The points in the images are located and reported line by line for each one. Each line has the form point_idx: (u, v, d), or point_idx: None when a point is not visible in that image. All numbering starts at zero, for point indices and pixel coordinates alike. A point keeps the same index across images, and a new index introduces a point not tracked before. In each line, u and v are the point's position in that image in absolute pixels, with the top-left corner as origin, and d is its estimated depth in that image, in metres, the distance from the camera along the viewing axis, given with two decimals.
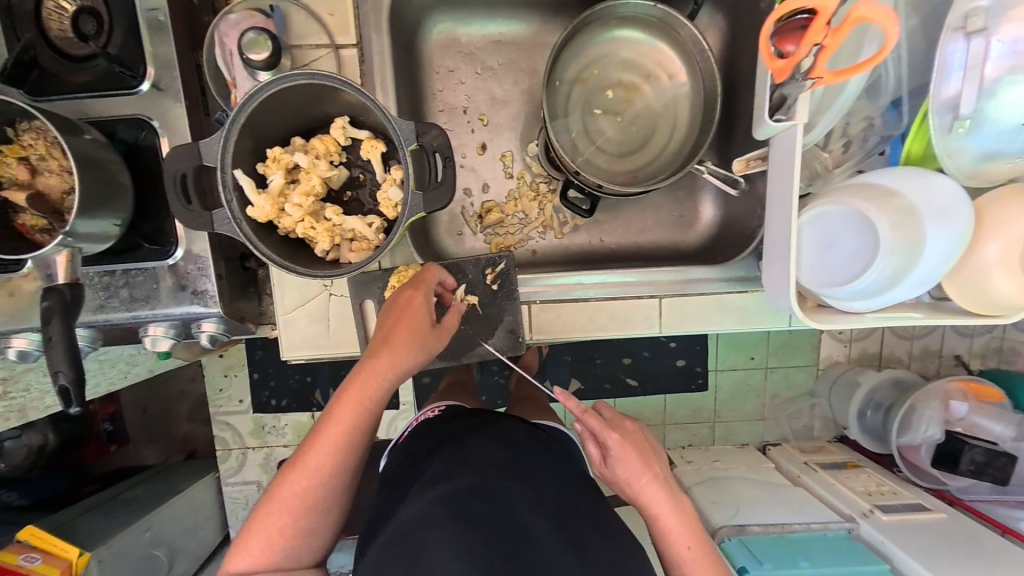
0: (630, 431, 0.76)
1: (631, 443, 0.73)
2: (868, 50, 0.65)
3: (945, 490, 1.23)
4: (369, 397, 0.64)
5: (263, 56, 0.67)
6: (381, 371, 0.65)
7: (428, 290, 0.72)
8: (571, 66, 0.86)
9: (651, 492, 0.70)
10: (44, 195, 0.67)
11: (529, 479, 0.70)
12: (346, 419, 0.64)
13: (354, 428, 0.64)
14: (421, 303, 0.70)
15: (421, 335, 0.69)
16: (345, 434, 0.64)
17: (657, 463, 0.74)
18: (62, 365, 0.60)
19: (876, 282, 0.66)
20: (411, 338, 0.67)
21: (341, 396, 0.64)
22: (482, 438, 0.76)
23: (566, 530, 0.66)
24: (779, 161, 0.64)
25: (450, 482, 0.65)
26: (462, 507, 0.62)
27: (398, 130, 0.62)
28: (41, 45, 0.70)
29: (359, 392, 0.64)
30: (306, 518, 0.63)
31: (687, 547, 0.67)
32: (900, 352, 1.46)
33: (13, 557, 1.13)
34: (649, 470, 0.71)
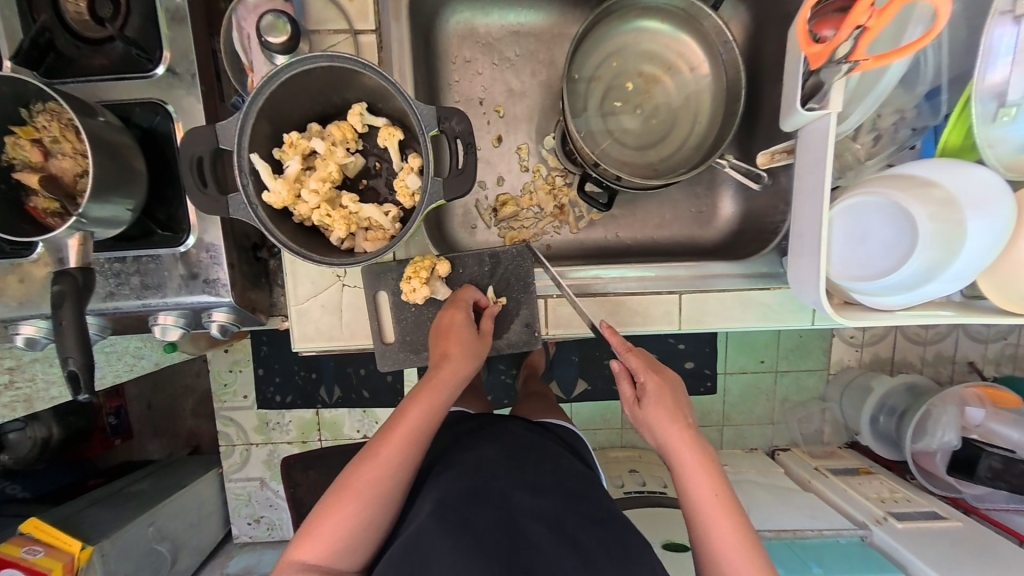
0: (670, 378, 0.73)
1: (668, 388, 0.71)
2: (913, 33, 0.64)
3: (960, 498, 1.19)
4: (440, 404, 0.68)
5: (282, 40, 0.66)
6: (446, 380, 0.70)
7: (465, 308, 0.75)
8: (592, 58, 0.85)
9: (679, 438, 0.68)
10: (58, 178, 0.66)
11: (529, 481, 0.70)
12: (411, 424, 0.66)
13: (421, 435, 0.67)
14: (461, 320, 0.73)
15: (473, 342, 0.73)
16: (415, 429, 0.66)
17: (690, 416, 0.71)
18: (73, 351, 0.59)
19: (914, 275, 0.64)
20: (466, 350, 0.72)
21: (409, 404, 0.67)
22: (481, 441, 0.76)
23: (565, 530, 0.65)
24: (811, 150, 0.63)
25: (447, 492, 0.65)
26: (458, 515, 0.63)
27: (419, 115, 0.61)
28: (58, 27, 0.69)
29: (430, 399, 0.68)
30: (359, 539, 0.62)
31: (714, 492, 0.64)
32: (913, 357, 1.43)
33: (15, 549, 1.12)
34: (681, 419, 0.69)
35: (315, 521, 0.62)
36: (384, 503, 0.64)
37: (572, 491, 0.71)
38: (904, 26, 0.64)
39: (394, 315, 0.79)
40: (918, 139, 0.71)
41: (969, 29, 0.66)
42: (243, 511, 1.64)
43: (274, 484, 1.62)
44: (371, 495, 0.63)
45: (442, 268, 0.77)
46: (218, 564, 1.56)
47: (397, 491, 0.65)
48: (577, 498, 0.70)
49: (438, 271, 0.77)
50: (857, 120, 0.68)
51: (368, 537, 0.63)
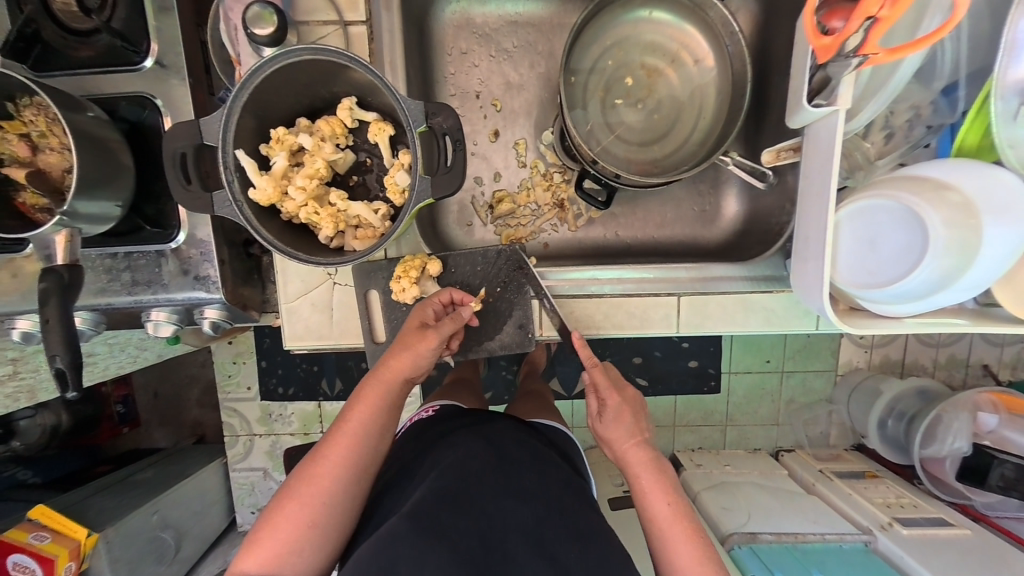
0: (628, 394, 0.75)
1: (626, 404, 0.72)
2: (930, 25, 0.60)
3: (969, 505, 1.17)
4: (380, 403, 0.68)
5: (268, 31, 0.64)
6: (387, 379, 0.69)
7: (433, 308, 0.73)
8: (592, 49, 0.82)
9: (633, 448, 0.69)
10: (45, 173, 0.65)
11: (511, 486, 0.69)
12: (357, 420, 0.67)
13: (362, 431, 0.67)
14: (421, 317, 0.73)
15: (415, 338, 0.70)
16: (355, 431, 0.67)
17: (647, 430, 0.72)
18: (59, 349, 0.59)
19: (924, 284, 0.60)
20: (410, 343, 0.70)
21: (352, 404, 0.68)
22: (466, 439, 0.76)
23: (542, 545, 0.64)
24: (817, 150, 0.60)
25: (426, 495, 0.64)
26: (434, 520, 0.61)
27: (407, 111, 0.58)
28: (44, 18, 0.68)
29: (373, 395, 0.69)
30: (306, 541, 0.61)
31: (669, 502, 0.65)
32: (925, 360, 1.39)
33: (23, 535, 1.15)
34: (637, 432, 0.70)
35: (269, 520, 0.62)
36: (336, 502, 0.63)
37: (556, 499, 0.70)
38: (921, 14, 0.60)
39: (385, 315, 0.78)
40: (934, 138, 0.67)
41: (992, 20, 0.62)
42: (247, 501, 1.67)
43: (276, 475, 1.64)
44: (320, 494, 0.63)
45: (433, 268, 0.76)
46: (222, 551, 1.59)
47: (346, 491, 0.64)
48: (561, 509, 0.69)
49: (430, 272, 0.76)
50: (870, 117, 0.65)
51: (316, 538, 0.62)
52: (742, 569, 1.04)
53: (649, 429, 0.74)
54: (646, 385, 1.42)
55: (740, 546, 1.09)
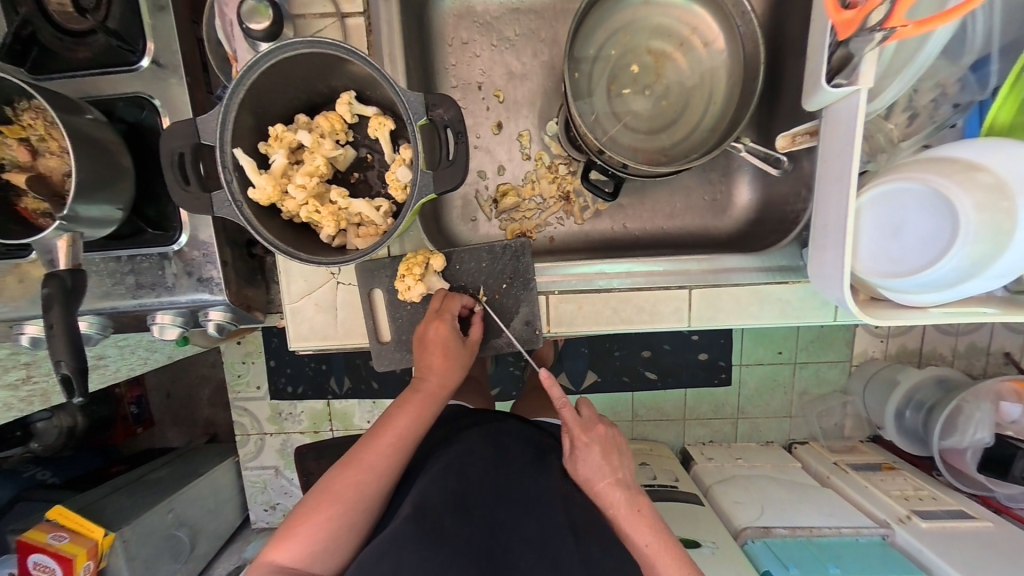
0: (599, 433, 0.73)
1: (598, 443, 0.71)
2: None
3: (991, 497, 1.13)
4: (428, 414, 0.69)
5: (264, 25, 0.62)
6: (434, 392, 0.70)
7: (451, 319, 0.72)
8: (597, 35, 0.79)
9: (607, 490, 0.69)
10: (45, 177, 0.64)
11: (515, 486, 0.69)
12: (400, 430, 0.67)
13: (407, 441, 0.67)
14: (446, 333, 0.71)
15: (457, 354, 0.72)
16: (399, 439, 0.67)
17: (622, 466, 0.72)
18: (64, 353, 0.58)
19: (951, 273, 0.58)
20: (451, 362, 0.71)
21: (395, 414, 0.68)
22: (470, 437, 0.76)
23: (546, 548, 0.62)
24: (838, 130, 0.57)
25: (427, 495, 0.63)
26: (436, 521, 0.60)
27: (407, 104, 0.57)
28: (40, 19, 0.67)
29: (419, 407, 0.69)
30: (339, 539, 0.62)
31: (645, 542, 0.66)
32: (944, 349, 1.35)
33: (43, 535, 1.18)
34: (610, 474, 0.70)
35: (299, 518, 0.62)
36: (368, 506, 0.64)
37: (557, 499, 0.69)
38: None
39: (390, 313, 0.77)
40: (961, 118, 0.64)
41: None
42: (259, 498, 1.68)
43: (288, 473, 1.65)
44: (355, 498, 0.63)
45: (436, 262, 0.73)
46: (236, 549, 1.61)
47: (378, 496, 0.65)
48: (559, 507, 0.67)
49: (434, 265, 0.74)
50: (892, 96, 0.62)
51: (350, 538, 0.63)
52: (756, 564, 1.03)
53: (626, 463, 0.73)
54: (655, 379, 1.41)
55: (754, 540, 1.07)
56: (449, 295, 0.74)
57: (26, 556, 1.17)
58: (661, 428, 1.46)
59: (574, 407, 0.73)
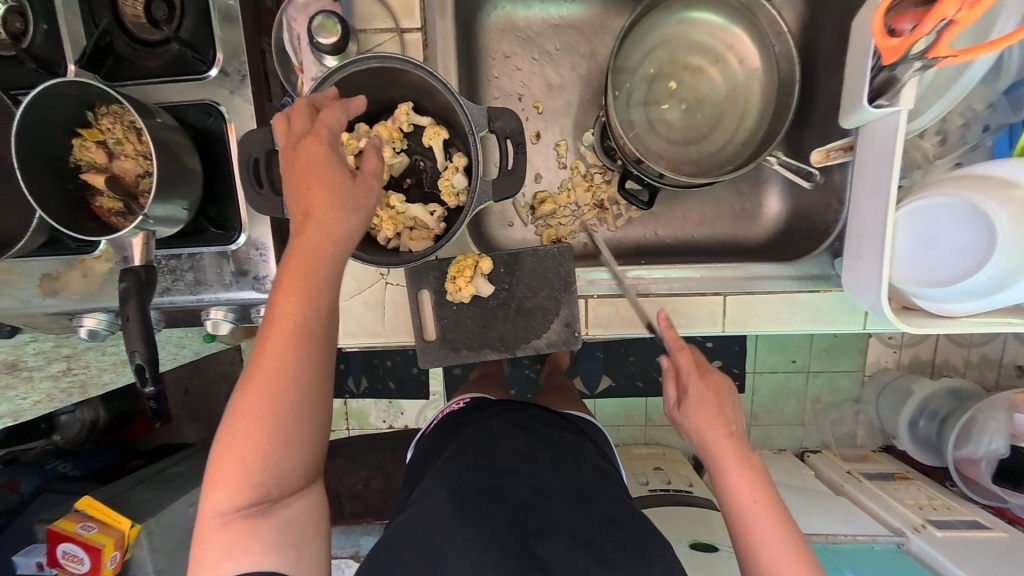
0: (713, 379, 0.71)
1: (711, 391, 0.70)
2: (995, 30, 0.62)
3: (1005, 508, 1.13)
4: (316, 281, 0.52)
5: (332, 40, 0.66)
6: (322, 241, 0.53)
7: (326, 138, 0.55)
8: (637, 50, 0.83)
9: (715, 435, 0.68)
10: (120, 178, 0.69)
11: (545, 472, 0.70)
12: (289, 315, 0.51)
13: (298, 323, 0.52)
14: (319, 150, 0.54)
15: (341, 192, 0.54)
16: (292, 325, 0.51)
17: (734, 419, 0.69)
18: (139, 344, 0.62)
19: (988, 281, 0.60)
20: (303, 276, 0.52)
21: (279, 297, 0.52)
22: (500, 426, 0.78)
23: (578, 532, 0.63)
24: (875, 147, 0.62)
25: (466, 480, 0.66)
26: (475, 503, 0.63)
27: (470, 116, 0.61)
28: (115, 29, 0.70)
29: (303, 283, 0.52)
30: (269, 469, 0.51)
31: (754, 500, 0.63)
32: (956, 360, 1.37)
33: (72, 524, 1.21)
34: (723, 424, 0.68)
35: (216, 460, 0.50)
36: (284, 419, 0.51)
37: (585, 489, 0.70)
38: (993, 18, 0.62)
39: (435, 313, 0.80)
40: (990, 138, 0.68)
41: None
42: None
43: None
44: (267, 418, 0.50)
45: (484, 266, 0.78)
46: None
47: (293, 404, 0.51)
48: (587, 496, 0.68)
49: (482, 267, 0.78)
50: (932, 117, 0.66)
51: (281, 463, 0.51)
52: None
53: (740, 418, 0.70)
54: None
55: None
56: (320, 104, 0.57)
57: (55, 546, 1.21)
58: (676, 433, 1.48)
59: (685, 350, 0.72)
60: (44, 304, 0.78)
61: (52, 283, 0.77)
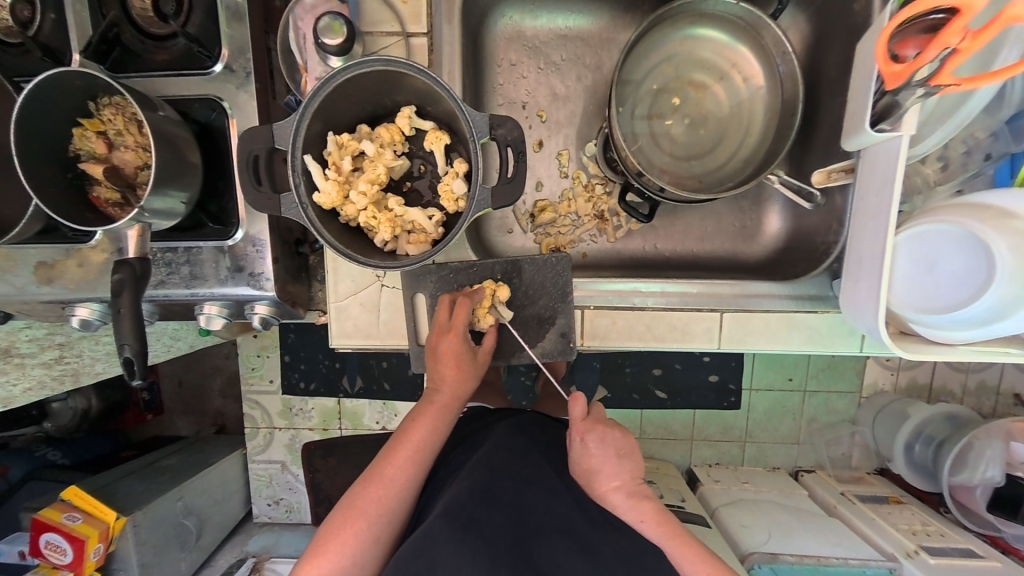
0: (596, 433, 0.70)
1: (597, 449, 0.70)
2: (1003, 59, 0.62)
3: (1000, 536, 1.14)
4: (443, 425, 0.72)
5: (338, 41, 0.66)
6: (448, 404, 0.73)
7: (462, 334, 0.74)
8: (643, 64, 0.83)
9: (609, 490, 0.69)
10: (119, 169, 0.69)
11: (543, 484, 0.70)
12: (417, 442, 0.69)
13: (425, 453, 0.70)
14: (458, 347, 0.73)
15: (467, 364, 0.74)
16: (417, 452, 0.69)
17: (624, 471, 0.70)
18: (130, 337, 0.62)
19: (987, 311, 0.60)
20: (465, 372, 0.74)
21: (411, 426, 0.70)
22: (497, 436, 0.77)
23: (574, 534, 0.65)
24: (876, 171, 0.62)
25: (464, 492, 0.64)
26: (468, 518, 0.60)
27: (472, 123, 0.61)
28: (124, 22, 0.71)
29: (433, 419, 0.71)
30: (365, 554, 0.63)
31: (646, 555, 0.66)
32: (954, 385, 1.36)
33: (58, 514, 1.20)
34: (610, 482, 0.69)
35: (326, 538, 0.63)
36: (393, 518, 0.66)
37: (584, 498, 0.71)
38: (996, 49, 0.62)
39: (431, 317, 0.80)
40: (991, 167, 0.68)
41: None
42: (264, 492, 1.67)
43: (294, 468, 1.65)
44: (379, 512, 0.65)
45: (502, 293, 0.77)
46: (239, 541, 1.61)
47: (402, 507, 0.67)
48: (588, 505, 0.70)
49: (499, 296, 0.78)
50: (934, 143, 0.66)
51: (374, 553, 0.64)
52: None
53: (632, 462, 0.71)
54: (665, 397, 1.42)
55: (761, 566, 1.07)
56: (458, 304, 0.74)
57: (38, 535, 1.20)
58: (669, 446, 1.47)
59: (575, 401, 0.70)
60: (39, 293, 0.78)
61: (47, 271, 0.77)
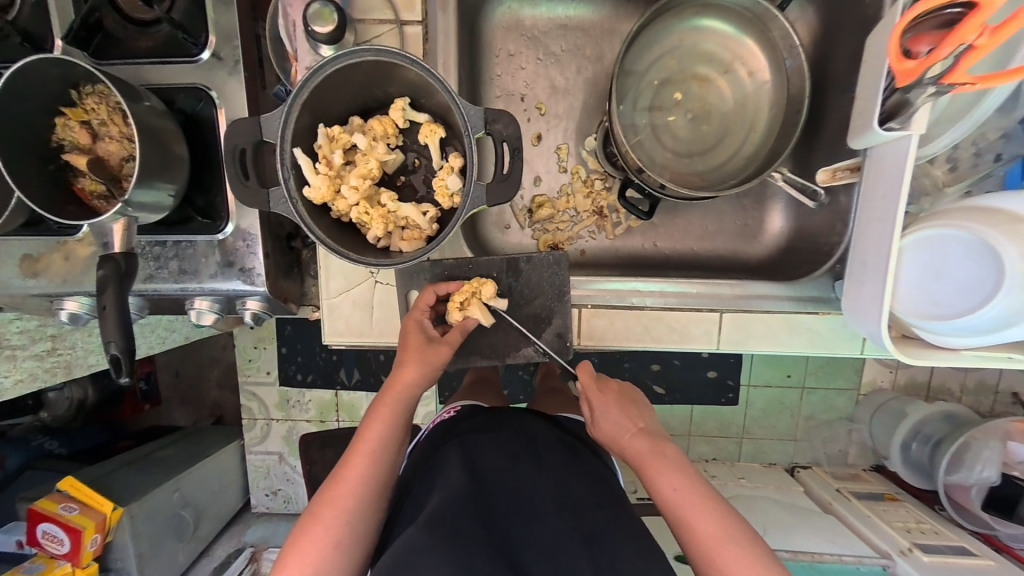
0: (611, 392, 0.76)
1: (613, 399, 0.75)
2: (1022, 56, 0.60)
3: (993, 535, 1.13)
4: (397, 414, 0.69)
5: (328, 29, 0.64)
6: (400, 389, 0.69)
7: (421, 317, 0.74)
8: (646, 57, 0.80)
9: (633, 434, 0.71)
10: (104, 161, 0.67)
11: (523, 497, 0.68)
12: (377, 436, 0.67)
13: (382, 447, 0.67)
14: (416, 330, 0.73)
15: (420, 347, 0.72)
16: (380, 447, 0.67)
17: (641, 417, 0.74)
18: (114, 334, 0.60)
19: (993, 320, 0.59)
20: (420, 354, 0.71)
21: (370, 422, 0.68)
22: (477, 443, 0.76)
23: (556, 558, 0.62)
24: (884, 172, 0.60)
25: (446, 503, 0.63)
26: (452, 529, 0.60)
27: (466, 117, 0.59)
28: (106, 7, 0.69)
29: (388, 410, 0.69)
30: (328, 561, 0.59)
31: (671, 487, 0.64)
32: (953, 384, 1.35)
33: (54, 505, 1.19)
34: (631, 422, 0.72)
35: (292, 545, 0.60)
36: (359, 519, 0.62)
37: (569, 502, 0.68)
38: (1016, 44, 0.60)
39: None
40: (1002, 169, 0.67)
41: None
42: (262, 484, 1.68)
43: (292, 460, 1.65)
44: (342, 513, 0.62)
45: (487, 289, 0.75)
46: (236, 532, 1.62)
47: (369, 508, 0.63)
48: (575, 512, 0.67)
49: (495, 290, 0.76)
50: (946, 143, 0.64)
51: (340, 560, 0.60)
52: None
53: (647, 417, 0.75)
54: (663, 393, 1.41)
55: None
56: (422, 292, 0.75)
57: (34, 526, 1.19)
58: (667, 442, 1.47)
59: (584, 367, 0.78)
60: (25, 286, 0.76)
61: (33, 265, 0.75)
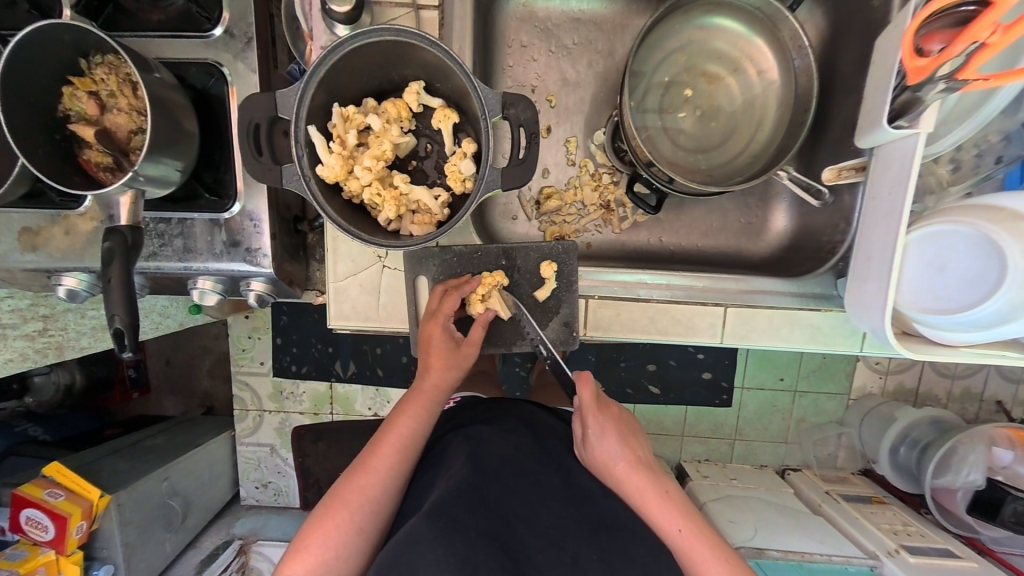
0: (610, 413, 0.73)
1: (612, 424, 0.72)
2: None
3: (977, 539, 1.18)
4: (427, 414, 0.70)
5: (345, 9, 0.64)
6: (430, 393, 0.71)
7: (444, 320, 0.72)
8: (657, 52, 0.81)
9: (634, 465, 0.69)
10: (111, 133, 0.66)
11: (523, 485, 0.68)
12: (402, 433, 0.68)
13: (408, 446, 0.68)
14: (440, 335, 0.72)
15: (451, 355, 0.72)
16: (402, 442, 0.68)
17: (637, 445, 0.72)
18: (119, 308, 0.59)
19: (993, 315, 0.60)
20: (447, 363, 0.72)
21: (396, 417, 0.69)
22: (481, 432, 0.75)
23: (564, 548, 0.62)
24: (891, 170, 0.61)
25: (449, 494, 0.62)
26: (452, 519, 0.59)
27: (484, 101, 0.59)
28: None
29: (417, 408, 0.70)
30: (348, 546, 0.61)
31: (680, 530, 0.64)
32: (939, 391, 1.38)
33: (39, 490, 1.15)
34: (631, 451, 0.70)
35: (307, 531, 0.61)
36: (377, 508, 0.64)
37: (575, 491, 0.69)
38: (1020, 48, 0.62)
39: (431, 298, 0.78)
40: (1002, 171, 0.69)
41: None
42: (252, 475, 1.66)
43: (283, 452, 1.63)
44: (361, 502, 0.63)
45: (548, 269, 0.77)
46: (225, 523, 1.59)
47: (387, 496, 0.65)
48: (579, 502, 0.68)
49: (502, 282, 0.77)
50: (950, 143, 0.66)
51: (359, 544, 0.62)
52: None
53: (638, 442, 0.73)
54: (658, 393, 1.43)
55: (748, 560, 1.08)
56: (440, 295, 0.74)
57: (17, 511, 1.15)
58: (660, 441, 1.48)
59: (585, 382, 0.72)
60: (22, 260, 0.75)
61: (32, 238, 0.74)
